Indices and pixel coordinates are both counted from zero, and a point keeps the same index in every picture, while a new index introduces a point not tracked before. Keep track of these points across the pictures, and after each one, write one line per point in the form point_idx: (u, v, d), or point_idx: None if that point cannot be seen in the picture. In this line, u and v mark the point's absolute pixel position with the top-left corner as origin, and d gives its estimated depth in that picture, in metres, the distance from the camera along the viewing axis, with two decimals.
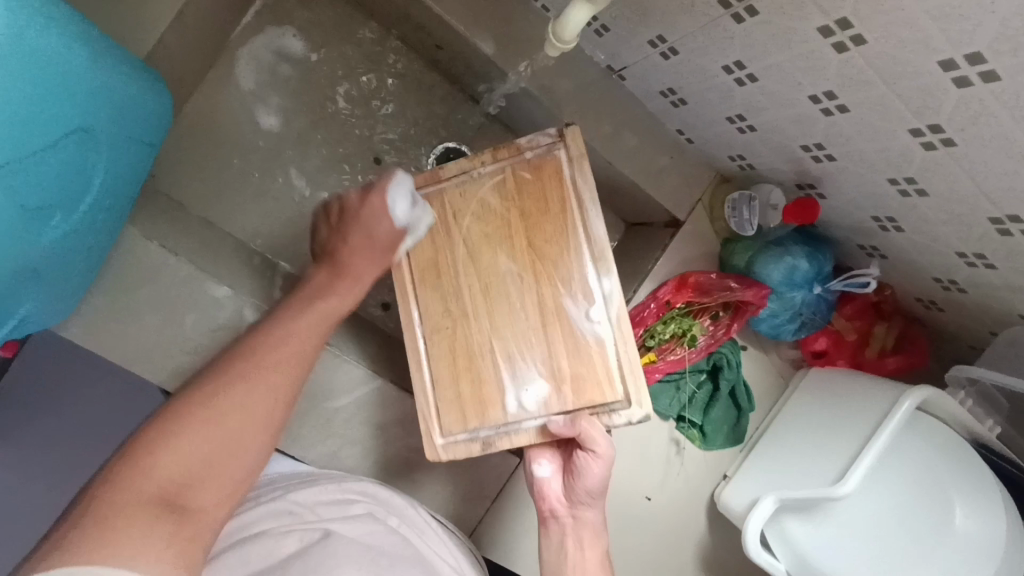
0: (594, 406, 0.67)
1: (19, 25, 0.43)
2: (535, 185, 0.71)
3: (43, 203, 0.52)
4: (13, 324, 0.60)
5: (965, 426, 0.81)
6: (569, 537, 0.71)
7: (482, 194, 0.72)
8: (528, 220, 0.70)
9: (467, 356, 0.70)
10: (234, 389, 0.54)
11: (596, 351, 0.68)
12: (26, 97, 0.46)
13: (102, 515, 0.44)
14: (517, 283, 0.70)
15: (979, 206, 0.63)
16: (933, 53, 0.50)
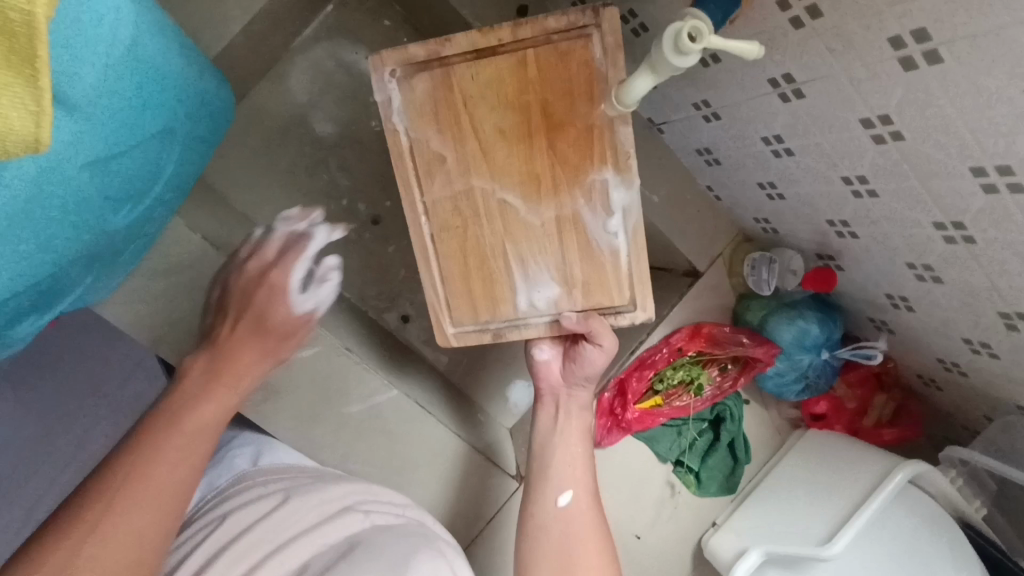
0: (600, 308, 0.69)
1: (128, 35, 0.46)
2: (562, 80, 0.63)
3: (120, 191, 0.55)
4: (65, 303, 0.62)
5: (950, 503, 0.84)
6: (560, 409, 0.79)
7: (497, 77, 0.64)
8: (548, 112, 0.64)
9: (478, 253, 0.68)
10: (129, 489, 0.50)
11: (611, 261, 0.67)
12: (122, 92, 0.48)
13: None
14: (533, 192, 0.66)
15: (991, 301, 0.66)
16: (967, 159, 0.53)
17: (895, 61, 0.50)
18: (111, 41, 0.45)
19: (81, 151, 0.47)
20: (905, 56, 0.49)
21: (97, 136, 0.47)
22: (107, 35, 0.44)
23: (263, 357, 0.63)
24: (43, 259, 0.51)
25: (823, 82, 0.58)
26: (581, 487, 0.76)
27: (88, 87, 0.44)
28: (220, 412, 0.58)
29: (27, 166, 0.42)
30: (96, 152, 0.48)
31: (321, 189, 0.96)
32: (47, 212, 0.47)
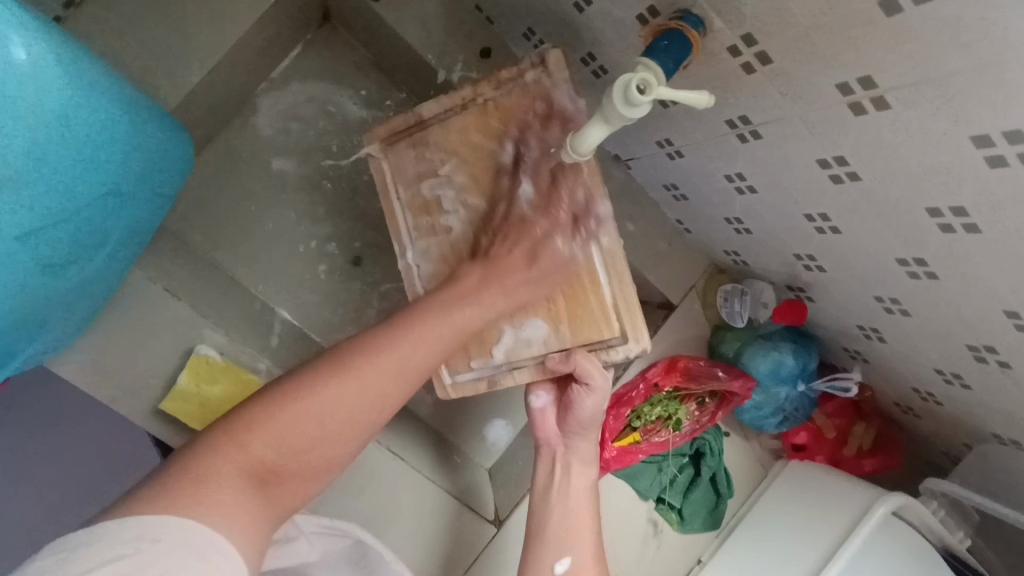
0: (591, 343, 0.66)
1: (59, 102, 0.46)
2: (526, 127, 0.65)
3: (63, 255, 0.54)
4: (11, 366, 0.60)
5: (935, 535, 0.82)
6: (559, 461, 0.76)
7: (466, 133, 0.67)
8: (520, 156, 0.66)
9: None
10: (348, 376, 0.55)
11: (595, 297, 0.65)
12: (56, 157, 0.47)
13: (204, 473, 0.49)
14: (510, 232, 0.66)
15: (959, 334, 0.66)
16: (922, 200, 0.53)
17: (846, 106, 0.50)
18: (38, 111, 0.44)
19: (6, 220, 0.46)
20: (855, 102, 0.49)
21: (25, 206, 0.47)
22: (31, 106, 0.44)
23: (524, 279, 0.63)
24: None
25: (780, 123, 0.58)
26: (582, 555, 0.72)
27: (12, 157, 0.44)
28: (487, 313, 0.61)
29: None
30: (25, 220, 0.48)
31: (289, 233, 0.95)
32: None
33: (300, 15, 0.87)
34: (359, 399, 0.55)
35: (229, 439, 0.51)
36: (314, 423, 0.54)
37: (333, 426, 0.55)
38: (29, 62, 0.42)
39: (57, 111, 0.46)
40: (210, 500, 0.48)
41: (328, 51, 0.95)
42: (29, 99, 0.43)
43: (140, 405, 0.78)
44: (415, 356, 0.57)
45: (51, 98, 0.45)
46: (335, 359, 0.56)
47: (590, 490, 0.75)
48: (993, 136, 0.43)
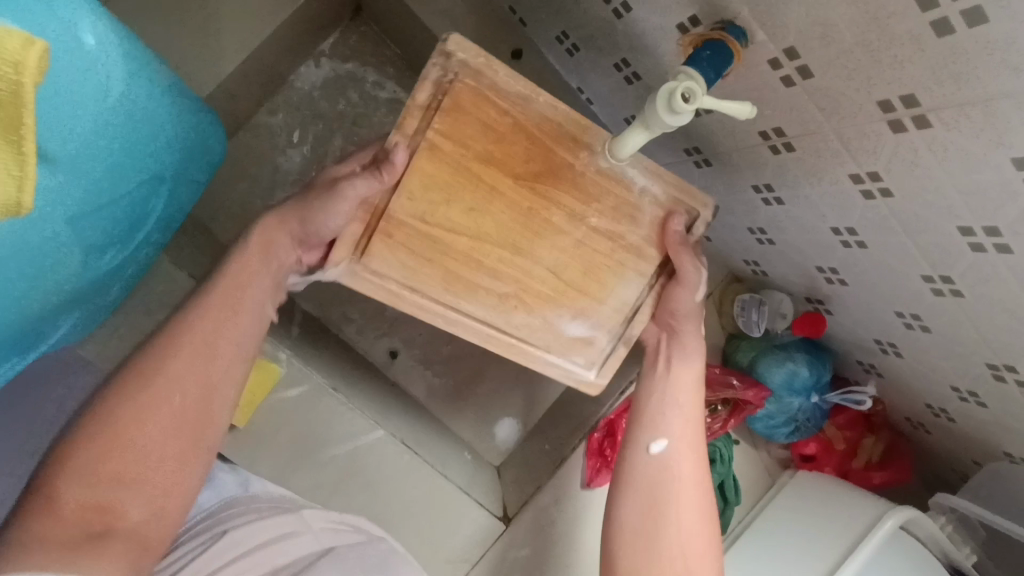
0: (674, 241, 0.68)
1: (118, 91, 0.46)
2: (498, 138, 0.64)
3: (103, 238, 0.54)
4: (49, 345, 0.61)
5: (941, 549, 0.83)
6: (658, 389, 0.73)
7: (440, 168, 0.64)
8: (511, 170, 0.65)
9: (560, 280, 0.68)
10: (140, 389, 0.56)
11: (650, 204, 0.68)
12: (111, 143, 0.48)
13: (25, 529, 0.49)
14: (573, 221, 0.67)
15: (980, 353, 0.67)
16: (955, 219, 0.54)
17: (884, 123, 0.51)
18: (99, 97, 0.45)
19: (61, 203, 0.46)
20: (894, 119, 0.50)
21: (77, 189, 0.47)
22: (94, 92, 0.44)
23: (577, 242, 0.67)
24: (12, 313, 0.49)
25: (813, 138, 0.59)
26: (678, 438, 0.71)
27: (72, 144, 0.44)
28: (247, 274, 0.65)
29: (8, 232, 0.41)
30: (75, 204, 0.48)
31: None
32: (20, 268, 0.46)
33: (333, 8, 0.88)
34: (155, 404, 0.56)
35: (40, 500, 0.51)
36: (130, 444, 0.54)
37: (140, 439, 0.55)
38: (96, 46, 0.42)
39: (116, 98, 0.46)
40: (48, 549, 0.47)
41: (357, 46, 0.95)
42: (95, 85, 0.44)
43: None
44: (170, 364, 0.58)
45: (112, 87, 0.45)
46: (131, 383, 0.57)
47: (694, 385, 0.74)
48: None
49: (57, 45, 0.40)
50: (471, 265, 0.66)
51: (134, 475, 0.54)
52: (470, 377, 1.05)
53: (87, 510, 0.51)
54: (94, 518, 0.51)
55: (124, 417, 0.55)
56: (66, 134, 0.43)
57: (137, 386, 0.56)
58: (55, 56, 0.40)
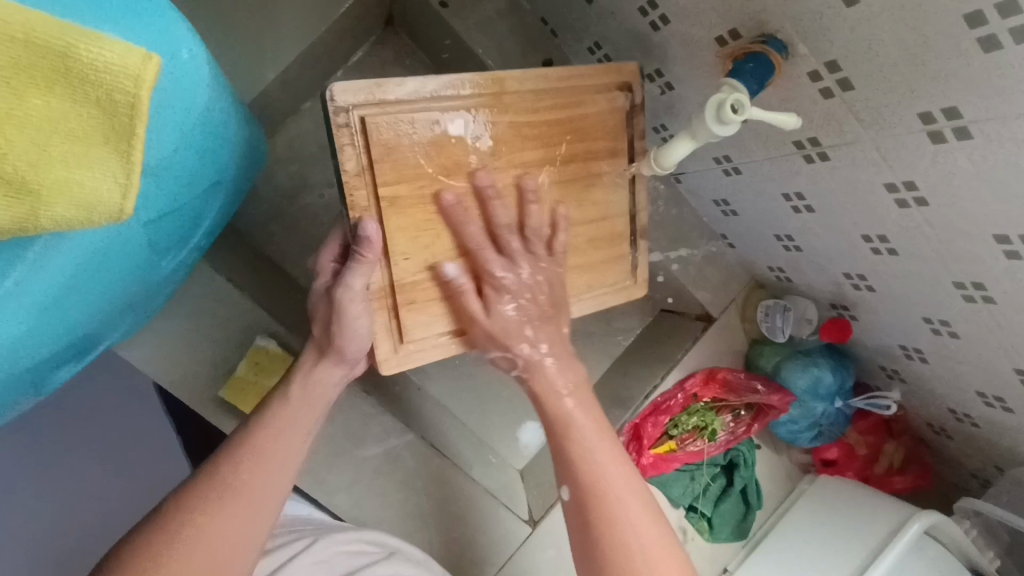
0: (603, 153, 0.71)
1: (207, 102, 0.48)
2: (412, 168, 0.60)
3: (164, 244, 0.55)
4: (102, 346, 0.62)
5: (963, 552, 0.84)
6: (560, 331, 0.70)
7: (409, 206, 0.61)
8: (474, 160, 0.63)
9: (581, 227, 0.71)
10: (190, 492, 0.60)
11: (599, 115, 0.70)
12: (190, 154, 0.49)
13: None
14: (577, 208, 0.70)
15: (1009, 358, 0.68)
16: (991, 227, 0.55)
17: (925, 134, 0.53)
18: (196, 112, 0.47)
19: (149, 211, 0.48)
20: (935, 130, 0.52)
21: (163, 198, 0.49)
22: (194, 108, 0.46)
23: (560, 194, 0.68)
24: (78, 316, 0.50)
25: (851, 148, 0.60)
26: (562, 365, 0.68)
27: (166, 157, 0.45)
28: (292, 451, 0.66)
29: (90, 234, 0.42)
30: (158, 211, 0.50)
31: None
32: (98, 272, 0.47)
33: (367, 18, 0.89)
34: (198, 499, 0.59)
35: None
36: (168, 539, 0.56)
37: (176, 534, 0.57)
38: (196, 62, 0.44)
39: (205, 110, 0.48)
40: None
41: (388, 56, 0.97)
42: (194, 101, 0.46)
43: (200, 392, 0.79)
44: (216, 468, 0.62)
45: (203, 99, 0.47)
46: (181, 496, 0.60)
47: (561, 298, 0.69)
48: None
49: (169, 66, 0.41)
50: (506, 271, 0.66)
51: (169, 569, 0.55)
52: (495, 381, 1.06)
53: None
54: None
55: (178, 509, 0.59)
56: (172, 146, 0.45)
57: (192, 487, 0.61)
58: (171, 74, 0.41)
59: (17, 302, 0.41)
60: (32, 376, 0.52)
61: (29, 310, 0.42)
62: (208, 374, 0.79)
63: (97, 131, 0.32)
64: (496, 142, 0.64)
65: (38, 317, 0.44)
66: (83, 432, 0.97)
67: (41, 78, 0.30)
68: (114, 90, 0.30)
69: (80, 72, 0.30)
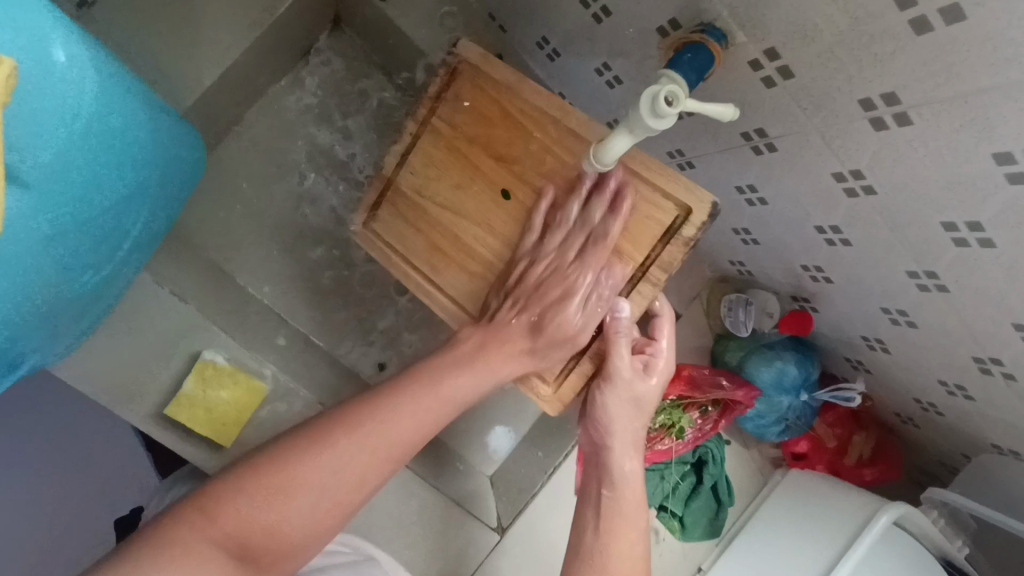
0: (637, 219, 0.63)
1: (81, 102, 0.45)
2: (464, 120, 0.70)
3: (78, 258, 0.53)
4: (35, 365, 0.60)
5: (934, 543, 0.83)
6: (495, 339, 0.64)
7: (433, 145, 0.72)
8: (489, 146, 0.69)
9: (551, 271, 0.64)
10: (279, 458, 0.55)
11: (635, 186, 0.62)
12: (82, 162, 0.47)
13: (174, 543, 0.50)
14: (534, 239, 0.65)
15: (966, 346, 0.67)
16: (937, 214, 0.54)
17: (865, 121, 0.51)
18: (62, 114, 0.44)
19: (34, 223, 0.45)
20: (876, 117, 0.50)
21: (55, 208, 0.47)
22: (56, 109, 0.44)
23: (540, 214, 0.65)
24: None
25: (796, 137, 0.59)
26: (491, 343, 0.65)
27: (44, 165, 0.44)
28: (412, 420, 0.58)
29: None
30: (53, 223, 0.47)
31: (295, 236, 0.95)
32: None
33: (313, 18, 0.87)
34: (300, 464, 0.55)
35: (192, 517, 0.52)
36: (260, 491, 0.54)
37: (261, 495, 0.54)
38: (55, 61, 0.42)
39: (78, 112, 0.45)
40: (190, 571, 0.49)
41: (338, 57, 0.95)
42: (53, 102, 0.43)
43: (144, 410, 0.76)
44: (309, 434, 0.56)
45: (72, 99, 0.45)
46: (267, 460, 0.55)
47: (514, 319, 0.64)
48: (1014, 154, 0.44)
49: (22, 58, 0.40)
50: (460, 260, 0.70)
51: (271, 524, 0.54)
52: None
53: (227, 539, 0.52)
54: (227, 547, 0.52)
55: (262, 469, 0.55)
56: (31, 149, 0.43)
57: (278, 455, 0.55)
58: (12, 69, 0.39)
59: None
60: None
61: None
62: (151, 391, 0.76)
63: None
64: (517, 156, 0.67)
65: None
66: (78, 451, 1.06)
67: None
68: None
69: None
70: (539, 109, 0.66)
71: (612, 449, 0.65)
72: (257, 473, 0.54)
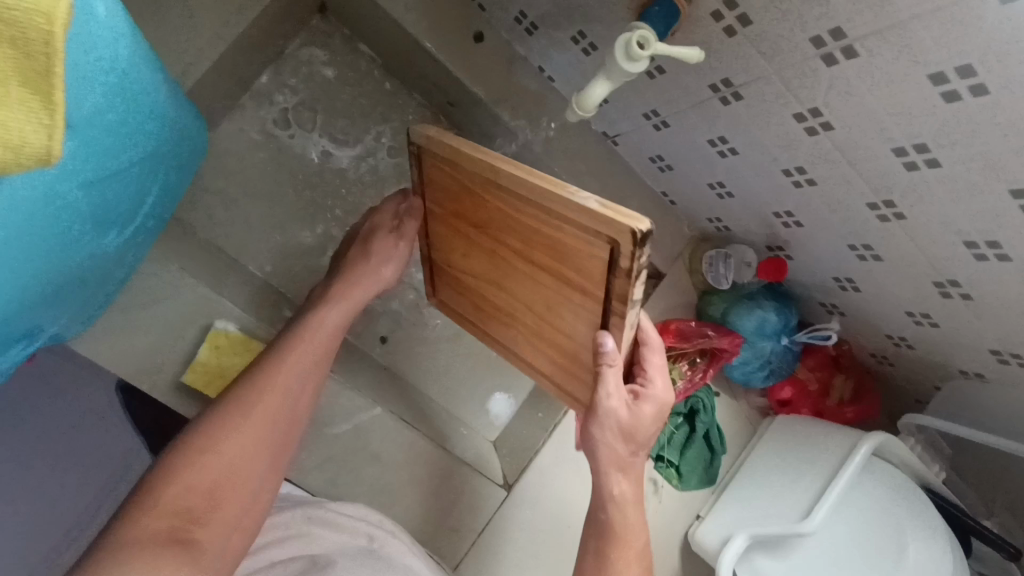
0: (585, 246, 0.52)
1: (128, 59, 0.47)
2: (443, 183, 0.70)
3: (103, 215, 0.54)
4: (52, 332, 0.62)
5: (913, 470, 0.88)
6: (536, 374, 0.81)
7: (432, 206, 0.77)
8: (462, 207, 0.69)
9: (547, 324, 0.69)
10: (219, 440, 0.61)
11: (574, 209, 0.49)
12: (117, 117, 0.49)
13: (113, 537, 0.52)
14: (528, 296, 0.69)
15: (927, 272, 0.73)
16: (888, 141, 0.60)
17: (819, 58, 0.57)
18: (115, 70, 0.46)
19: (79, 174, 0.47)
20: (827, 53, 0.56)
21: (94, 159, 0.48)
22: (110, 63, 0.45)
23: (523, 268, 0.65)
24: (19, 294, 0.49)
25: (758, 83, 0.65)
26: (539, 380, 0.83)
27: (92, 117, 0.45)
28: (266, 414, 0.64)
29: (42, 196, 0.44)
30: (92, 175, 0.49)
31: (294, 217, 0.99)
32: (37, 241, 0.46)
33: (301, 6, 0.91)
34: (174, 457, 0.59)
35: (144, 501, 0.56)
36: (175, 484, 0.57)
37: (205, 477, 0.59)
38: (108, 15, 0.43)
39: (124, 69, 0.47)
40: (129, 559, 0.50)
41: (326, 45, 0.99)
42: (106, 56, 0.44)
43: (158, 381, 0.80)
44: (241, 417, 0.63)
45: (122, 56, 0.46)
46: (203, 436, 0.61)
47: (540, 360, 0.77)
48: (947, 72, 0.50)
49: (105, 40, 0.43)
50: (495, 313, 0.79)
51: (218, 508, 0.58)
52: (461, 356, 1.09)
53: (171, 529, 0.55)
54: (176, 541, 0.54)
55: (206, 454, 0.60)
56: (85, 101, 0.44)
57: (210, 436, 0.61)
58: (78, 20, 0.40)
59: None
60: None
61: None
62: (167, 362, 0.79)
63: (13, 71, 0.32)
64: (484, 224, 0.67)
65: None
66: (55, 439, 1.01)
67: None
68: (25, 28, 0.31)
69: None
70: (480, 170, 0.59)
71: (601, 475, 0.68)
72: (160, 466, 0.59)
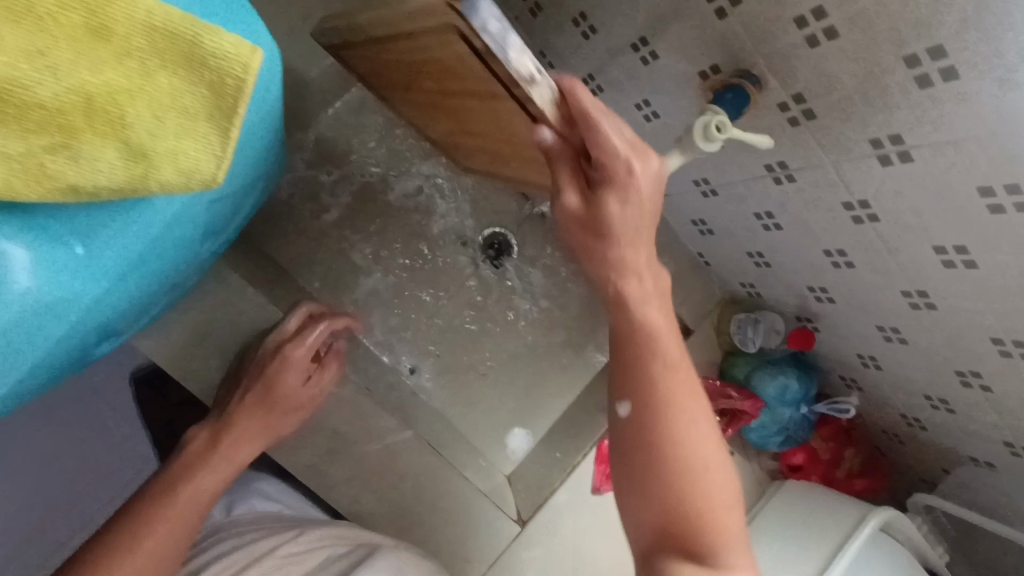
0: (524, 100, 0.52)
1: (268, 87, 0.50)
2: (394, 70, 0.75)
3: (210, 225, 0.58)
4: (134, 325, 0.65)
5: (918, 548, 0.91)
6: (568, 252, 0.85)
7: (407, 92, 0.83)
8: (420, 83, 0.74)
9: (523, 154, 0.73)
10: (142, 527, 0.67)
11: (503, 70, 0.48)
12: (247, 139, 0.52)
13: None
14: (501, 139, 0.72)
15: (950, 361, 0.77)
16: (930, 239, 0.65)
17: (874, 157, 0.62)
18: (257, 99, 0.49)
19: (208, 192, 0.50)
20: (883, 154, 0.61)
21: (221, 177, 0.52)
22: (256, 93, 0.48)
23: (474, 111, 0.68)
24: (129, 293, 0.52)
25: (813, 171, 0.70)
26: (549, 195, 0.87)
27: None
28: (203, 495, 0.73)
29: (179, 210, 0.47)
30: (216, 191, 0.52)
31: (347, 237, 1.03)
32: (160, 249, 0.49)
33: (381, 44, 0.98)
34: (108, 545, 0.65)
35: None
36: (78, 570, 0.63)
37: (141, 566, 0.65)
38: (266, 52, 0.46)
39: (263, 100, 0.51)
40: None
41: None
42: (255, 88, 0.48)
43: (209, 382, 0.83)
44: (184, 506, 0.70)
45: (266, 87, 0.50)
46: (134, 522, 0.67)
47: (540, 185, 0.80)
48: (993, 187, 0.55)
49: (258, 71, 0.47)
50: (512, 165, 0.84)
51: None
52: (486, 387, 1.11)
53: None
54: None
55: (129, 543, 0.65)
56: None
57: (135, 522, 0.67)
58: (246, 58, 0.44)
59: (107, 258, 0.44)
60: (69, 358, 0.54)
61: (103, 272, 0.45)
62: (219, 364, 0.83)
63: (202, 107, 0.36)
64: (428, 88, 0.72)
65: (118, 279, 0.48)
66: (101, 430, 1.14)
67: (166, 57, 0.34)
68: (224, 73, 0.35)
69: (197, 54, 0.34)
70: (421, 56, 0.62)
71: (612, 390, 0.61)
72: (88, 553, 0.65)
